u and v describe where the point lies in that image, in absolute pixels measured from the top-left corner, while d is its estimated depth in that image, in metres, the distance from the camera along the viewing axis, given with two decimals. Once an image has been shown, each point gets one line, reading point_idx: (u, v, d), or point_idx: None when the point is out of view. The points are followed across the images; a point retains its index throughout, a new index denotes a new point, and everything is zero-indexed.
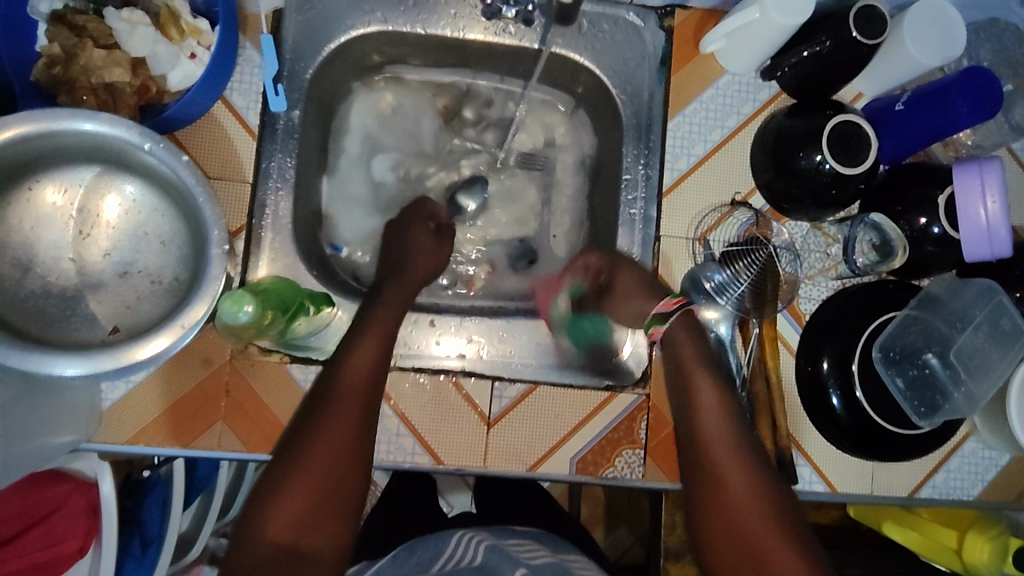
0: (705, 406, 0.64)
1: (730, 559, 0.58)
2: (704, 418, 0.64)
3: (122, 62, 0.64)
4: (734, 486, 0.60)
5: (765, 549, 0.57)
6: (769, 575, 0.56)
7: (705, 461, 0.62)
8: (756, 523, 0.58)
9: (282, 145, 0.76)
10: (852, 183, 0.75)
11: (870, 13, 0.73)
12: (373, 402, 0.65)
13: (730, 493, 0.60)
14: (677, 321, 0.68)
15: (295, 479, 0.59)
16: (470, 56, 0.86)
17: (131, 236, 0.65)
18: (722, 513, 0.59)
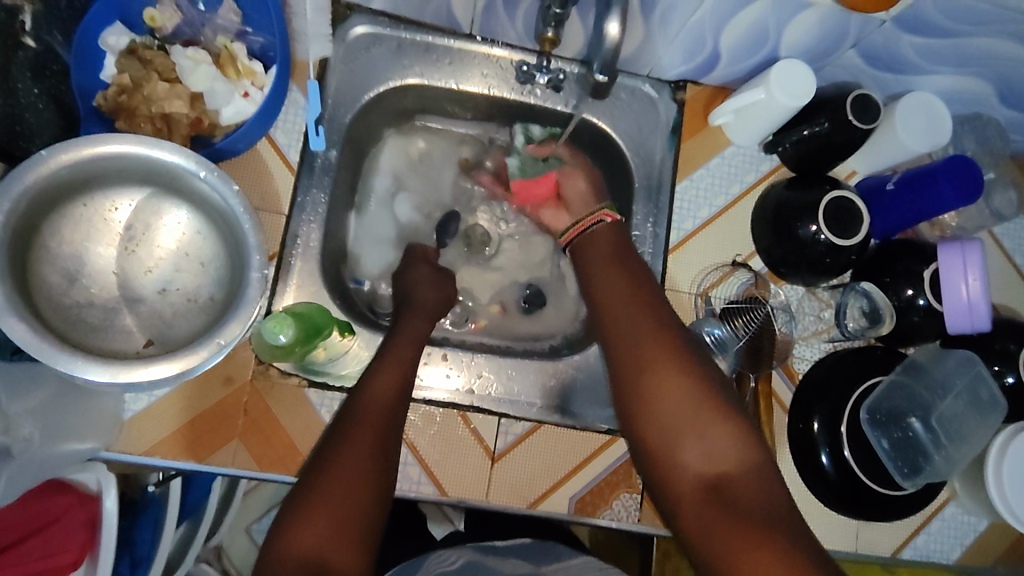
0: (619, 300, 0.70)
1: (663, 436, 0.62)
2: (618, 307, 0.69)
3: (182, 96, 0.69)
4: (648, 376, 0.64)
5: (683, 397, 0.63)
6: (694, 442, 0.61)
7: (620, 336, 0.67)
8: (677, 388, 0.63)
9: (318, 181, 0.81)
10: (845, 254, 0.81)
11: (866, 102, 0.80)
12: (392, 423, 0.64)
13: (646, 340, 0.66)
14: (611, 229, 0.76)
15: (316, 500, 0.57)
16: (496, 112, 0.92)
17: (173, 255, 0.69)
18: (641, 346, 0.66)
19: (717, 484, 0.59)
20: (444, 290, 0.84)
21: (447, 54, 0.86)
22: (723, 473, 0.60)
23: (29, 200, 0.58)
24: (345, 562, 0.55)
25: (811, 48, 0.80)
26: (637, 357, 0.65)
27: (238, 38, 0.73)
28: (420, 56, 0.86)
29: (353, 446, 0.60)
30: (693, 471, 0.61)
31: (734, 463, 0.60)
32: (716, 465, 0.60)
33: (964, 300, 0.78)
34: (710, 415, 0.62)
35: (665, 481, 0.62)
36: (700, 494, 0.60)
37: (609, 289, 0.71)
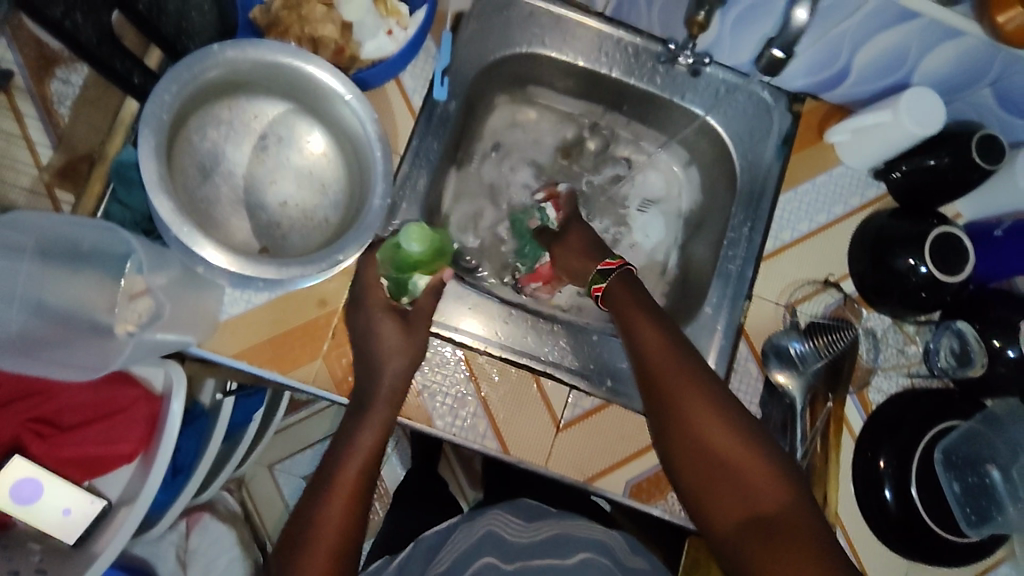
0: (637, 336, 0.71)
1: (706, 476, 0.64)
2: (638, 341, 0.70)
3: (335, 21, 0.72)
4: (685, 411, 0.65)
5: (717, 441, 0.64)
6: (736, 483, 0.62)
7: (645, 375, 0.69)
8: (714, 430, 0.64)
9: (434, 130, 0.82)
10: (943, 291, 0.80)
11: (990, 143, 0.79)
12: (380, 445, 0.67)
13: (677, 387, 0.66)
14: (621, 275, 0.76)
15: (312, 535, 0.61)
16: (612, 95, 0.93)
17: (298, 171, 0.71)
18: (673, 396, 0.66)
19: (756, 520, 0.60)
20: (411, 342, 0.70)
21: (577, 29, 0.87)
22: (761, 512, 0.60)
23: (189, 92, 0.61)
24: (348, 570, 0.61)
25: (947, 78, 0.79)
26: (673, 404, 0.66)
27: None
28: (552, 27, 0.87)
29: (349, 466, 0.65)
30: (732, 507, 0.62)
31: (773, 504, 0.60)
32: (756, 505, 0.61)
33: None
34: (747, 459, 0.63)
35: (712, 522, 0.63)
36: (739, 527, 0.61)
37: (634, 337, 0.71)
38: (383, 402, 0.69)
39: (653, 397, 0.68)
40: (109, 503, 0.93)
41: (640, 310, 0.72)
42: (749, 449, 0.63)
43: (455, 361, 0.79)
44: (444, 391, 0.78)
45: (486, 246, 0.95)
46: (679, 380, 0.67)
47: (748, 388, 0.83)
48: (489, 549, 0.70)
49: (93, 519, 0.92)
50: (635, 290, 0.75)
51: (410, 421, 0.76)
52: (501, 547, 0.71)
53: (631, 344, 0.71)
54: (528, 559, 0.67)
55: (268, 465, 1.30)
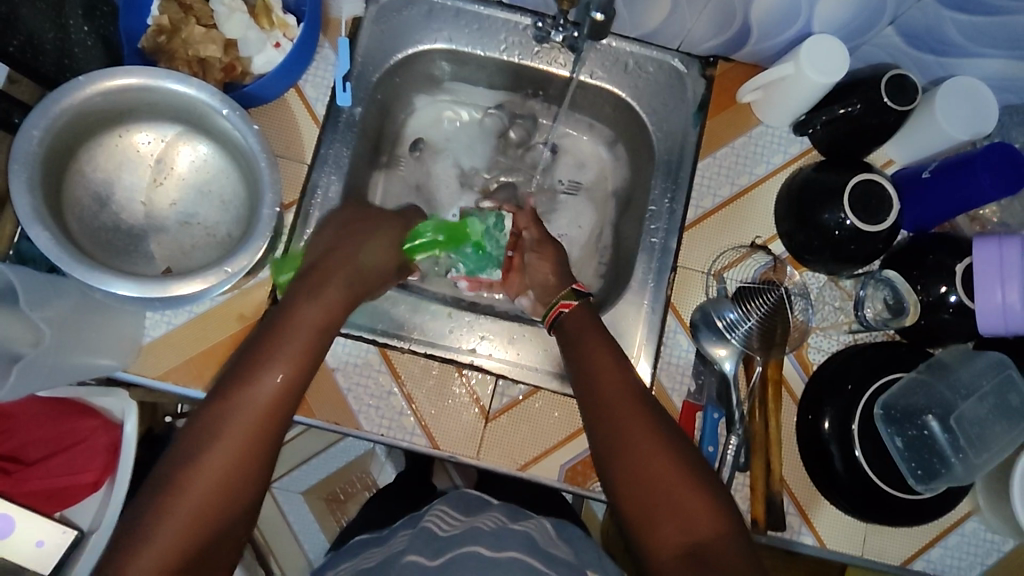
0: (592, 364, 0.67)
1: (642, 505, 0.58)
2: (591, 371, 0.67)
3: (216, 41, 0.73)
4: (627, 441, 0.61)
5: (661, 470, 0.59)
6: (675, 510, 0.57)
7: (591, 406, 0.65)
8: (657, 459, 0.59)
9: (341, 136, 0.83)
10: (870, 241, 0.78)
11: (903, 82, 0.77)
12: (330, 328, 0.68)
13: (615, 411, 0.63)
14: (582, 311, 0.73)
15: (251, 387, 0.60)
16: (525, 82, 0.93)
17: (196, 190, 0.72)
18: (621, 426, 0.62)
19: (696, 552, 0.55)
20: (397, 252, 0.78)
21: (476, 20, 0.87)
22: (699, 542, 0.55)
23: (65, 124, 0.63)
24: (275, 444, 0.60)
25: (848, 23, 0.77)
26: (620, 435, 0.61)
27: None
28: (451, 21, 0.87)
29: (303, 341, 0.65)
30: (673, 537, 0.56)
31: (711, 534, 0.55)
32: (692, 535, 0.56)
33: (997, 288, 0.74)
34: (684, 482, 0.58)
35: (648, 551, 0.57)
36: (678, 560, 0.55)
37: (591, 369, 0.67)
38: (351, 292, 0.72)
39: (602, 428, 0.63)
40: (81, 533, 0.92)
41: (603, 343, 0.69)
42: (693, 478, 0.58)
43: (376, 363, 0.79)
44: (368, 393, 0.78)
45: None
46: (623, 407, 0.63)
47: (678, 362, 0.83)
48: (414, 546, 0.57)
49: (65, 548, 0.91)
50: (594, 323, 0.72)
51: (337, 426, 0.77)
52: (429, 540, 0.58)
53: (588, 377, 0.67)
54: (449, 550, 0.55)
55: None
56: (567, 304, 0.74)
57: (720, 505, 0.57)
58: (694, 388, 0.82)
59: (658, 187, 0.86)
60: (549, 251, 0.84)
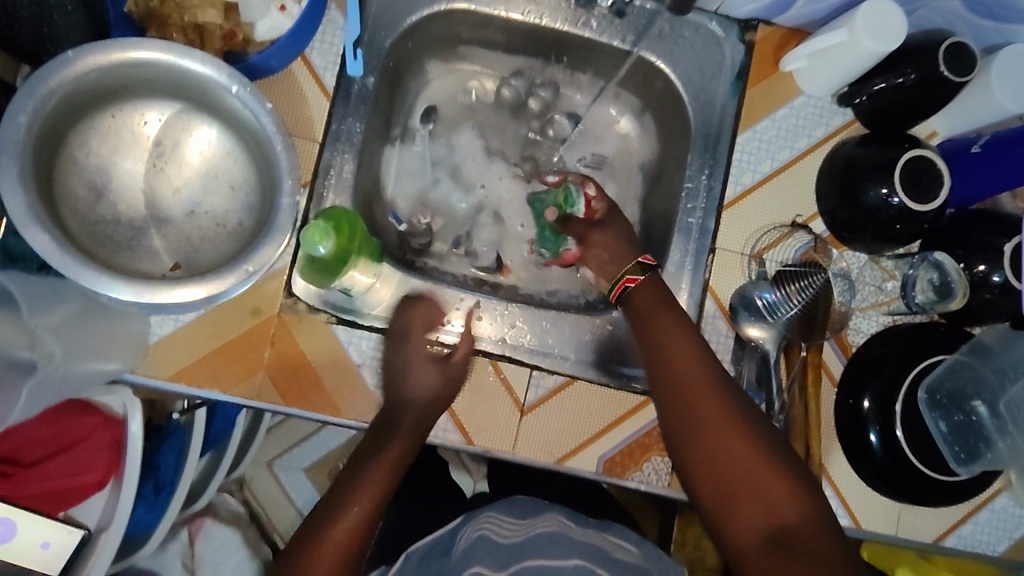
0: (663, 341, 0.64)
1: (718, 489, 0.57)
2: (662, 348, 0.64)
3: (216, 5, 0.66)
4: (702, 421, 0.59)
5: (738, 454, 0.56)
6: (755, 496, 0.55)
7: (661, 386, 0.63)
8: (734, 443, 0.57)
9: (353, 110, 0.76)
10: (918, 221, 0.74)
11: (960, 51, 0.72)
12: (415, 443, 0.67)
13: (687, 391, 0.60)
14: (651, 284, 0.69)
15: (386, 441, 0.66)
16: (548, 46, 0.86)
17: (203, 176, 0.65)
18: (694, 409, 0.59)
19: (779, 537, 0.53)
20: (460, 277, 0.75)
21: None
22: (782, 527, 0.53)
23: (54, 107, 0.55)
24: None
25: None
26: (696, 419, 0.59)
27: None
28: None
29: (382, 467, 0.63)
30: (752, 522, 0.54)
31: (794, 519, 0.53)
32: (774, 520, 0.53)
33: None
34: (763, 464, 0.56)
35: (726, 536, 0.55)
36: (761, 546, 0.53)
37: (663, 348, 0.64)
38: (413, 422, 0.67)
39: (676, 408, 0.60)
40: (88, 532, 0.88)
41: (674, 318, 0.66)
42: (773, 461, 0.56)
43: None
44: None
45: (437, 218, 0.90)
46: (696, 385, 0.60)
47: (718, 346, 0.80)
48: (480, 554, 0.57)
49: (73, 549, 0.87)
50: (662, 298, 0.68)
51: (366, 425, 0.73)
52: (494, 549, 0.57)
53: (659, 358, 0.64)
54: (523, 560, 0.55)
55: (267, 463, 1.21)
56: (632, 279, 0.70)
57: (801, 488, 0.55)
58: (733, 373, 0.79)
59: (693, 164, 0.82)
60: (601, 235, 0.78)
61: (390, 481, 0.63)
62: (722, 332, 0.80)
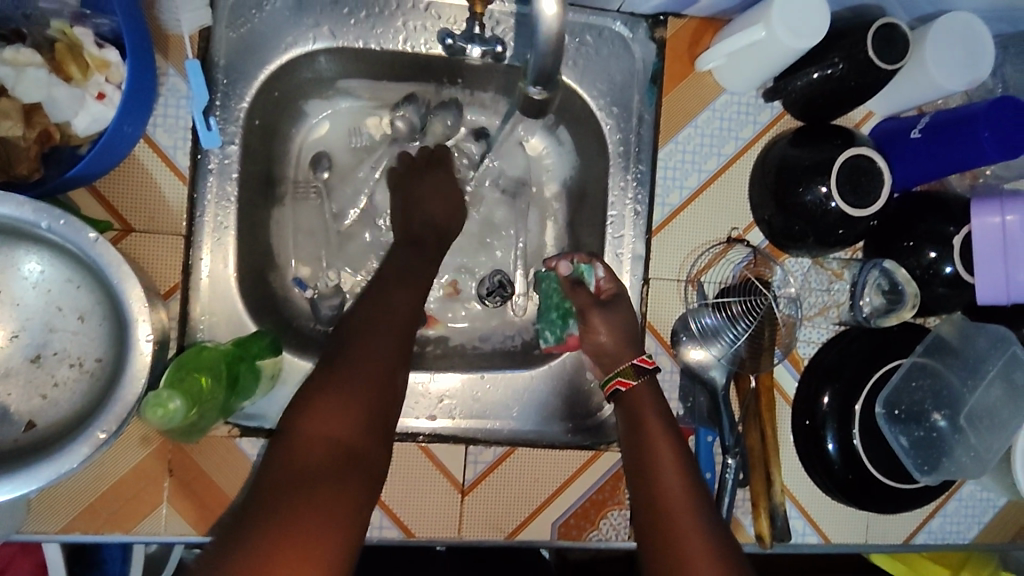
0: (650, 453, 0.63)
1: None
2: (652, 462, 0.62)
3: (10, 113, 0.54)
4: (678, 546, 0.56)
5: None
6: None
7: (644, 501, 0.60)
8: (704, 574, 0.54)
9: (219, 189, 0.66)
10: (859, 224, 0.68)
11: (891, 34, 0.64)
12: (355, 407, 0.55)
13: (668, 515, 0.58)
14: (643, 386, 0.67)
15: (327, 403, 0.54)
16: (438, 71, 0.75)
17: (43, 314, 0.56)
18: (671, 536, 0.57)
19: None
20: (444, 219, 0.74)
21: (363, 5, 0.68)
22: None
23: None
24: (374, 454, 0.55)
25: None
26: (670, 527, 0.57)
27: (79, 20, 0.56)
28: (329, 11, 0.68)
29: (371, 353, 0.58)
30: None
31: None
32: None
33: (998, 247, 0.68)
34: None
35: None
36: None
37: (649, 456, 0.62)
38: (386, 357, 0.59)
39: (652, 532, 0.58)
40: None
41: (662, 428, 0.64)
42: None
43: None
44: None
45: (347, 276, 0.81)
46: (677, 510, 0.58)
47: (664, 383, 0.74)
48: None
49: None
50: (658, 401, 0.67)
51: None
52: None
53: (644, 465, 0.62)
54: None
55: None
56: (626, 382, 0.67)
57: None
58: (682, 411, 0.75)
59: (615, 187, 0.74)
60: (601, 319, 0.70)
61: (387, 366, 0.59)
62: (667, 369, 0.74)
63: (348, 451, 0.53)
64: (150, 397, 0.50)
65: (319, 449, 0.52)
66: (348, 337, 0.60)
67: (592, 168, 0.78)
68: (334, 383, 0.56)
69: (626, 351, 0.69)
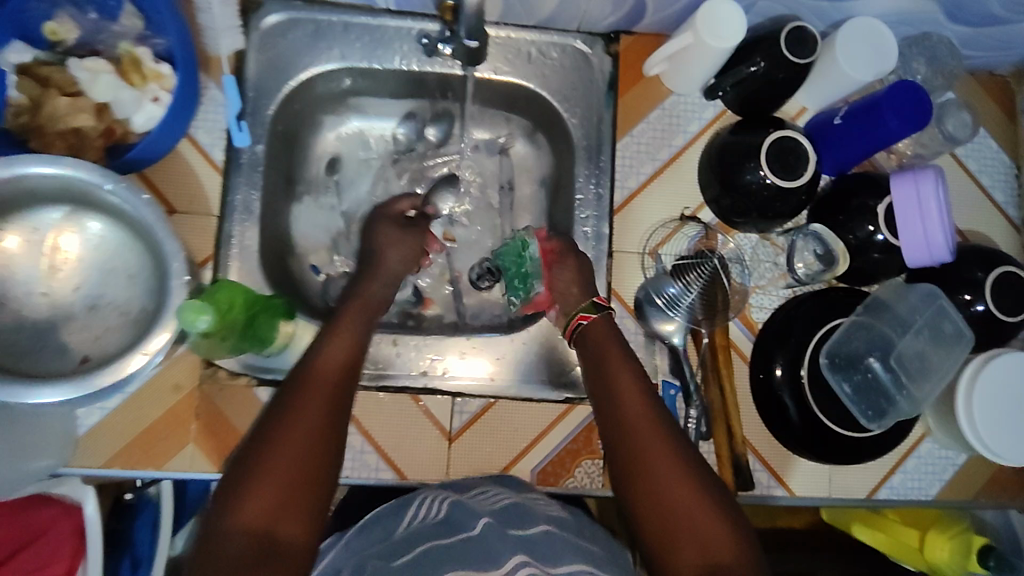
0: (619, 382, 0.67)
1: (653, 520, 0.61)
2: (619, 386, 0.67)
3: (86, 108, 0.68)
4: (656, 462, 0.62)
5: (684, 495, 0.61)
6: (693, 532, 0.59)
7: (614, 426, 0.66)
8: (678, 487, 0.61)
9: (246, 178, 0.79)
10: (793, 197, 0.78)
11: (801, 35, 0.77)
12: (300, 454, 0.57)
13: (640, 433, 0.64)
14: (602, 321, 0.73)
15: (272, 453, 0.57)
16: (429, 87, 0.90)
17: (100, 270, 0.68)
18: (647, 450, 0.63)
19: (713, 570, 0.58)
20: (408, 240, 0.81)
21: (366, 33, 0.84)
22: (717, 561, 0.58)
23: None
24: (290, 536, 0.55)
25: None
26: (642, 461, 0.63)
27: (141, 41, 0.71)
28: (340, 38, 0.83)
29: (302, 422, 0.59)
30: (691, 558, 0.59)
31: (729, 554, 0.58)
32: (711, 554, 0.58)
33: (915, 210, 0.76)
34: (704, 504, 0.60)
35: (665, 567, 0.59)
36: None
37: (613, 387, 0.67)
38: (328, 396, 0.62)
39: (627, 452, 0.64)
40: None
41: (624, 358, 0.69)
42: (706, 501, 0.61)
43: None
44: None
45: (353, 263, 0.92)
46: (646, 430, 0.64)
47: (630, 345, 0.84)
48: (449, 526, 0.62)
49: None
50: (614, 332, 0.72)
51: None
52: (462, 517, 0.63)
53: (609, 396, 0.67)
54: (411, 548, 0.60)
55: None
56: (586, 316, 0.73)
57: (733, 525, 0.60)
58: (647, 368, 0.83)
59: (581, 175, 0.86)
60: (573, 262, 0.79)
61: (336, 401, 0.62)
62: (633, 329, 0.84)
63: (296, 485, 0.56)
64: (193, 300, 0.63)
65: (266, 494, 0.55)
66: (291, 386, 0.62)
67: (567, 160, 0.89)
68: (276, 436, 0.57)
69: (588, 291, 0.77)
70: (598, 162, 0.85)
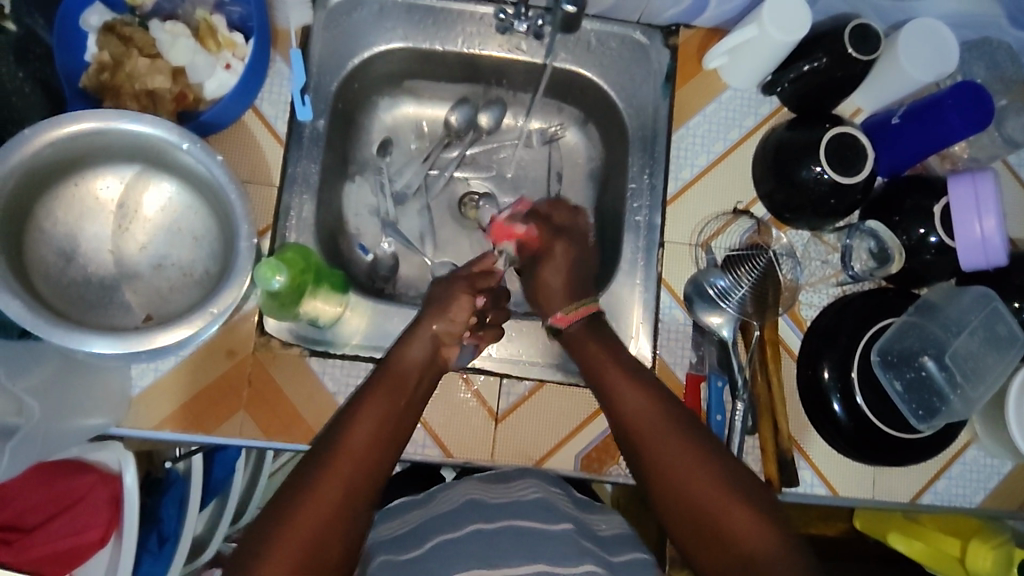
0: (627, 402, 0.65)
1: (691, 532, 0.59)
2: (620, 398, 0.66)
3: (164, 70, 0.70)
4: (677, 479, 0.60)
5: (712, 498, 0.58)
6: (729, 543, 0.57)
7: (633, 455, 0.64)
8: (701, 487, 0.59)
9: (307, 152, 0.80)
10: (850, 193, 0.77)
11: (864, 31, 0.77)
12: (355, 461, 0.57)
13: (656, 452, 0.62)
14: (581, 326, 0.73)
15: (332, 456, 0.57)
16: (485, 73, 0.91)
17: (167, 231, 0.70)
18: (661, 462, 0.61)
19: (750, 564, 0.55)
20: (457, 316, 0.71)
21: (430, 15, 0.85)
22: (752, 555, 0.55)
23: (17, 180, 0.60)
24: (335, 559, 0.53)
25: None
26: (660, 475, 0.61)
27: (216, 10, 0.73)
28: (404, 18, 0.84)
29: (318, 498, 0.54)
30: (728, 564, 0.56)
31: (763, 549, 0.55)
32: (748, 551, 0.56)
33: (972, 210, 0.76)
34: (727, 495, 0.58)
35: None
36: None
37: (612, 396, 0.66)
38: (385, 402, 0.62)
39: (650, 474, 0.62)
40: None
41: (619, 368, 0.68)
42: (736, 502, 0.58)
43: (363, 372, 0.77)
44: None
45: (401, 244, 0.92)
46: (654, 440, 0.62)
47: (677, 336, 0.84)
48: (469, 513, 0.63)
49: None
50: (599, 335, 0.72)
51: None
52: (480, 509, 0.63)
53: (610, 405, 0.67)
54: (423, 543, 0.60)
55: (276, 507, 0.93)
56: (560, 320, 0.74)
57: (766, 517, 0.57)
58: (694, 359, 0.83)
59: (635, 165, 0.86)
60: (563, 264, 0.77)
61: (394, 417, 0.62)
62: (682, 316, 0.84)
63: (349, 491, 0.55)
64: (269, 259, 0.65)
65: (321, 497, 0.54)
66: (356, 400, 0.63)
67: (619, 151, 0.90)
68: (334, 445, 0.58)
69: None
70: (651, 152, 0.86)
